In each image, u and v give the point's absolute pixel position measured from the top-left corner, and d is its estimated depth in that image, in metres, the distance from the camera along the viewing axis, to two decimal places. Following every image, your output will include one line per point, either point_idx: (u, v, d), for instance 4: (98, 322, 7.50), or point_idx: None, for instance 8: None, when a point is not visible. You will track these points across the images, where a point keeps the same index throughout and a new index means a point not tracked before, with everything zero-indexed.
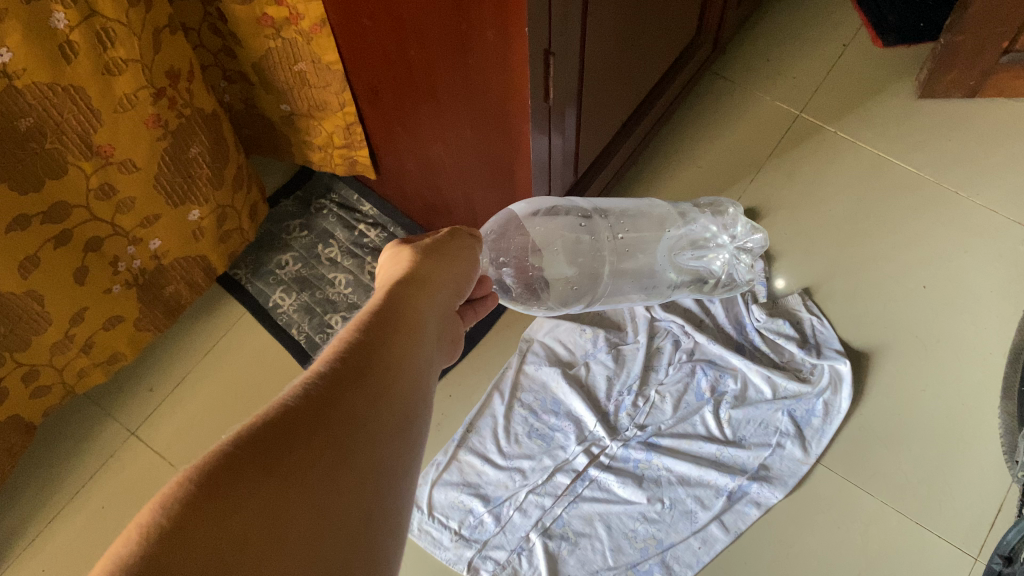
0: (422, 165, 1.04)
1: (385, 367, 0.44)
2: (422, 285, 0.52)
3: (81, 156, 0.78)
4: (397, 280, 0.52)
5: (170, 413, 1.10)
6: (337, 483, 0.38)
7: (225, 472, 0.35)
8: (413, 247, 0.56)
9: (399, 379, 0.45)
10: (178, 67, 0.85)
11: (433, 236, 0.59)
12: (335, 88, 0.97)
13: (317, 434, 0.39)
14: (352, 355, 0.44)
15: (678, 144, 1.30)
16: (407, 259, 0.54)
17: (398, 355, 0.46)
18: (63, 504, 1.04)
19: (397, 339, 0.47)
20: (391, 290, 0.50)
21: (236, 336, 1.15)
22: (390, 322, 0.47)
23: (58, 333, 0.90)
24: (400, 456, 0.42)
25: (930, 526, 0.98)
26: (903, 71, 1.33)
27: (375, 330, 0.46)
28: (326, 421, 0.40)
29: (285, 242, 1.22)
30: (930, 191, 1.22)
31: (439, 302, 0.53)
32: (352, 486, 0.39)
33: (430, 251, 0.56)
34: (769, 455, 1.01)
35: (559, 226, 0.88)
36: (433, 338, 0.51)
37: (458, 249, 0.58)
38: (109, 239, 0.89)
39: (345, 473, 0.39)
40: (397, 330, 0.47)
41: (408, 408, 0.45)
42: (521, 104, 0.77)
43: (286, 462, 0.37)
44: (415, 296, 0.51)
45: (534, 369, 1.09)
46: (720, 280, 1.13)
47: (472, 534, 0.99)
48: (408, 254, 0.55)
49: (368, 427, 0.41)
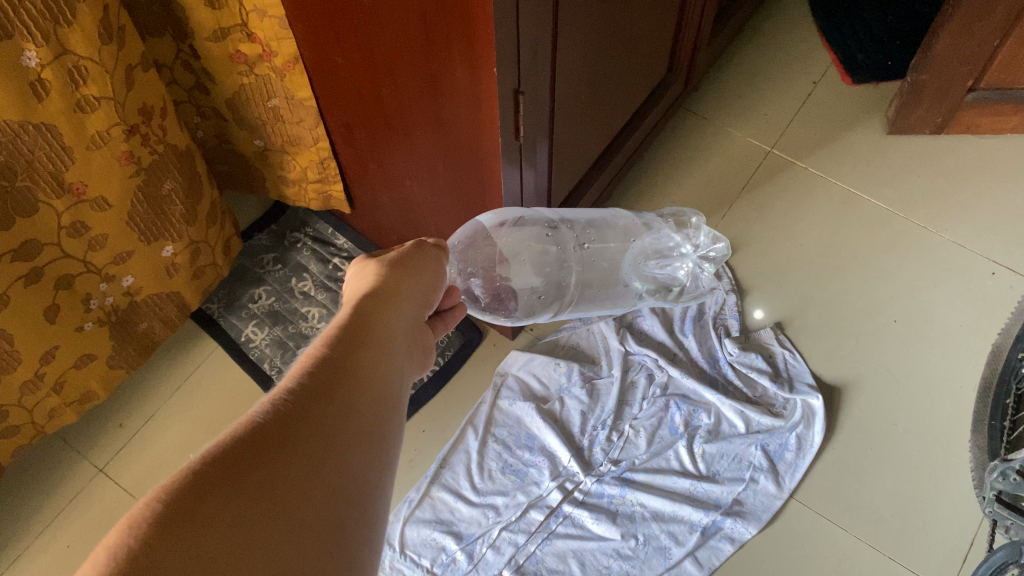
0: (397, 200, 1.04)
1: (352, 380, 0.44)
2: (388, 300, 0.52)
3: (52, 195, 0.78)
4: (363, 294, 0.51)
5: (139, 449, 1.09)
6: (307, 497, 0.38)
7: (193, 489, 0.35)
8: (381, 260, 0.56)
9: (368, 389, 0.45)
10: (152, 104, 0.85)
11: (399, 250, 0.58)
12: (309, 123, 0.97)
13: (288, 450, 0.38)
14: (320, 365, 0.43)
15: (653, 178, 1.31)
16: (372, 273, 0.54)
17: (368, 368, 0.46)
18: (27, 545, 1.02)
19: (367, 354, 0.46)
20: (358, 304, 0.50)
21: (209, 372, 1.15)
22: (359, 334, 0.47)
23: (27, 372, 0.88)
24: (371, 467, 0.42)
25: (903, 561, 0.99)
26: (870, 109, 1.36)
27: (344, 346, 0.45)
28: (293, 433, 0.39)
29: (259, 276, 1.21)
30: (899, 226, 1.24)
31: (406, 316, 0.53)
32: (322, 498, 0.38)
33: (395, 266, 0.56)
34: (743, 490, 1.01)
35: (526, 237, 0.87)
36: (403, 352, 0.50)
37: (424, 263, 0.58)
38: (81, 277, 0.88)
39: (316, 484, 0.38)
40: (366, 341, 0.47)
41: (379, 420, 0.44)
42: (492, 143, 0.78)
43: (255, 477, 0.37)
44: (382, 311, 0.50)
45: (508, 405, 1.09)
46: (684, 287, 1.15)
47: (445, 572, 0.98)
48: (378, 267, 0.55)
49: (339, 438, 0.41)
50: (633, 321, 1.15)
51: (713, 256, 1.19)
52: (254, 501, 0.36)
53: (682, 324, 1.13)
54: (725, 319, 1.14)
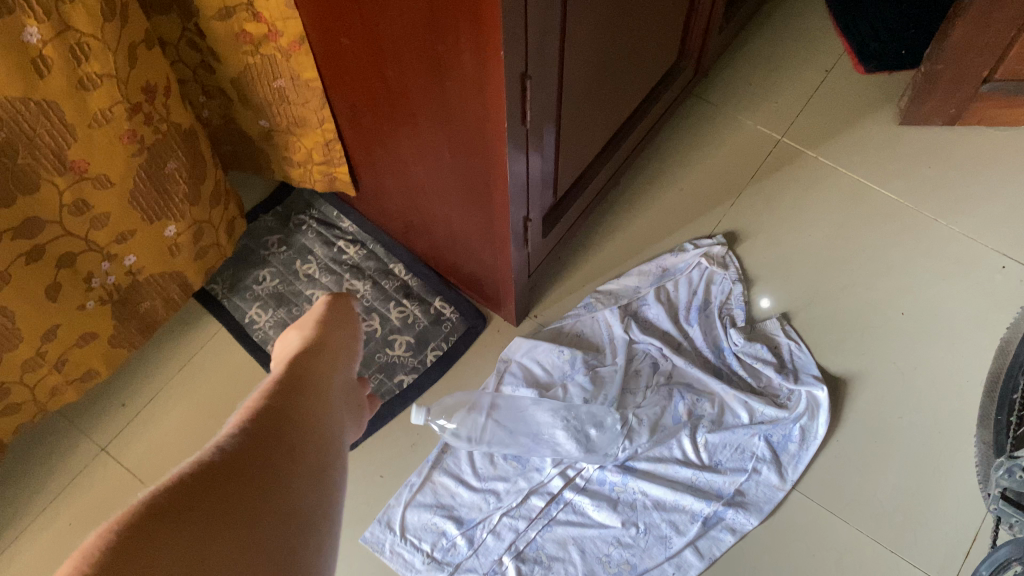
0: (402, 184, 1.04)
1: (299, 423, 0.48)
2: (324, 353, 0.56)
3: (55, 173, 0.78)
4: (300, 349, 0.55)
5: (142, 428, 1.09)
6: (264, 522, 0.41)
7: (161, 517, 0.37)
8: (305, 318, 0.60)
9: (313, 432, 0.48)
10: (155, 83, 0.84)
11: (327, 304, 0.62)
12: (314, 105, 0.96)
13: (247, 478, 0.42)
14: (269, 408, 0.47)
15: (661, 165, 1.30)
16: (307, 329, 0.58)
17: (311, 411, 0.50)
18: (29, 521, 1.02)
19: (309, 402, 0.50)
20: (297, 357, 0.54)
21: (212, 353, 1.15)
22: (298, 382, 0.51)
23: (29, 349, 0.88)
24: (320, 501, 0.45)
25: (905, 555, 0.98)
26: (883, 98, 1.34)
27: (287, 393, 0.49)
28: (250, 463, 0.43)
29: (263, 257, 1.21)
30: (909, 218, 1.23)
31: (342, 370, 0.57)
32: (276, 524, 0.41)
33: (329, 320, 0.60)
34: (745, 481, 1.01)
35: None
36: (341, 403, 0.55)
37: (353, 318, 0.62)
38: (83, 256, 0.88)
39: (272, 513, 0.41)
40: (307, 390, 0.51)
41: (326, 459, 0.48)
42: (497, 129, 0.77)
43: (217, 501, 0.40)
44: (320, 363, 0.55)
45: (511, 391, 1.08)
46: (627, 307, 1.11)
47: (445, 557, 0.98)
48: (307, 325, 0.59)
49: (290, 469, 0.44)
50: (638, 309, 1.14)
51: (713, 251, 1.18)
52: (215, 523, 0.39)
53: (687, 313, 1.13)
54: (731, 308, 1.14)
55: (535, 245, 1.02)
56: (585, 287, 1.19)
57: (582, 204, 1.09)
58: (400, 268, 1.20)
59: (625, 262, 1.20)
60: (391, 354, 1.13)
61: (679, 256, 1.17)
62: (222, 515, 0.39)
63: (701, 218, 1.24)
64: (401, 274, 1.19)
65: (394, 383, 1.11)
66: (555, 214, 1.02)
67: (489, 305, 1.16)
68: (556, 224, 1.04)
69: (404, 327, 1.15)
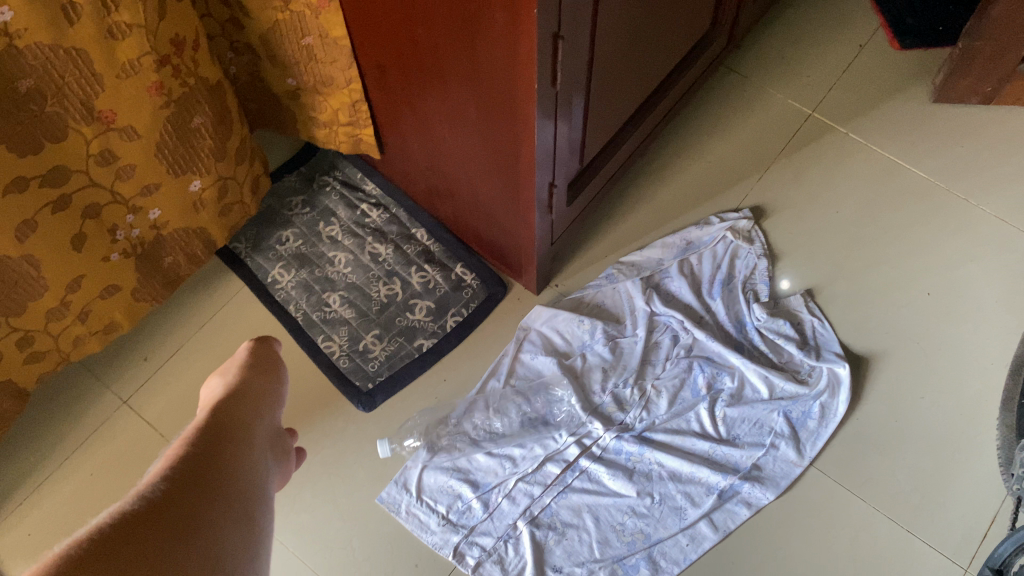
0: (426, 146, 1.03)
1: (227, 456, 0.61)
2: (246, 399, 0.71)
3: (81, 122, 0.78)
4: (223, 396, 0.70)
5: (164, 383, 1.10)
6: (206, 527, 0.53)
7: (133, 517, 0.50)
8: (228, 375, 0.76)
9: (241, 463, 0.62)
10: (184, 36, 0.84)
11: (248, 361, 0.79)
12: (342, 64, 0.96)
13: (191, 491, 0.55)
14: (206, 440, 0.61)
15: (688, 136, 1.28)
16: (229, 381, 0.74)
17: (236, 447, 0.63)
18: (53, 469, 1.04)
19: (235, 438, 0.64)
20: (223, 401, 0.69)
21: (234, 311, 1.15)
22: (225, 424, 0.65)
23: (54, 299, 0.89)
24: (249, 519, 0.58)
25: (921, 535, 0.98)
26: (918, 75, 1.32)
27: (216, 429, 0.64)
28: (190, 480, 0.56)
29: (287, 218, 1.21)
30: (940, 198, 1.21)
31: (263, 415, 0.72)
32: (217, 529, 0.54)
33: (249, 374, 0.76)
34: (763, 455, 1.01)
35: None
36: (264, 441, 0.69)
37: (273, 374, 0.79)
38: (108, 207, 0.89)
39: (211, 524, 0.54)
40: (234, 430, 0.65)
41: (254, 488, 0.61)
42: (526, 91, 0.76)
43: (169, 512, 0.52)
44: (243, 406, 0.70)
45: (530, 358, 1.08)
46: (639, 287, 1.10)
47: (459, 519, 0.99)
48: (227, 380, 0.75)
49: (225, 490, 0.57)
50: (661, 282, 1.12)
51: (739, 225, 1.17)
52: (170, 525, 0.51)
53: (710, 287, 1.11)
54: (755, 283, 1.12)
55: (559, 212, 1.01)
56: (608, 258, 1.18)
57: (608, 172, 1.08)
58: (423, 233, 1.20)
59: (648, 233, 1.20)
60: (410, 319, 1.13)
61: (704, 229, 1.16)
62: (175, 520, 0.52)
63: (727, 192, 1.23)
64: (423, 239, 1.19)
65: (413, 348, 1.12)
66: (580, 182, 1.01)
67: (510, 272, 1.16)
68: (582, 191, 1.03)
69: (425, 292, 1.15)
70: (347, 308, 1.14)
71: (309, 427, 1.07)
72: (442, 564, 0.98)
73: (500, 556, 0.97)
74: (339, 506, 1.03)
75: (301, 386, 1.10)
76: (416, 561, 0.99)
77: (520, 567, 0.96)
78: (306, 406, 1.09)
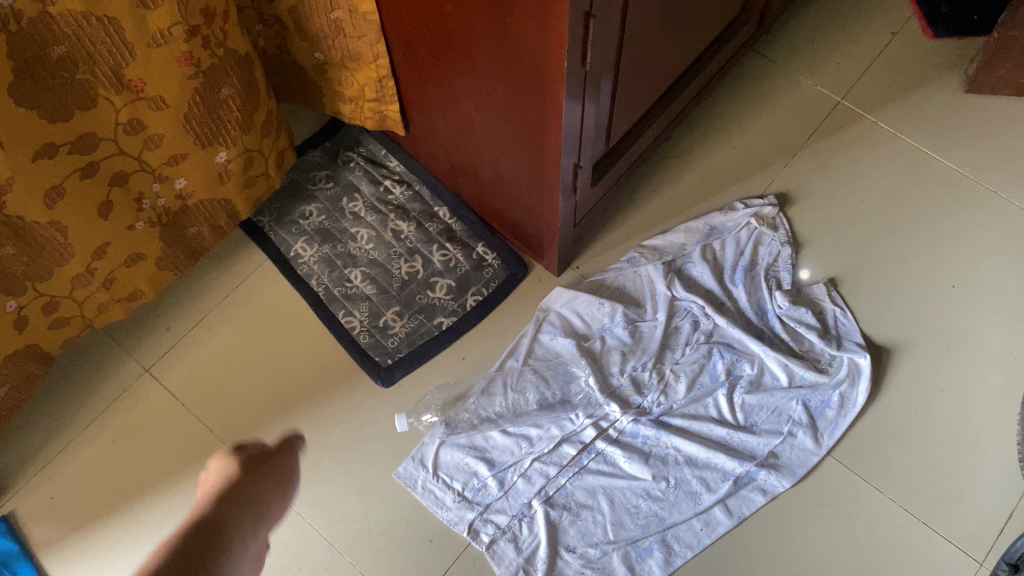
0: (452, 124, 1.03)
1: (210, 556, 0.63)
2: (241, 495, 0.73)
3: (111, 90, 0.78)
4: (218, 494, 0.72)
5: (185, 353, 1.11)
6: None
7: None
8: (230, 467, 0.77)
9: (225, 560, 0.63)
10: (215, 7, 0.84)
11: (254, 453, 0.80)
12: (370, 38, 0.96)
13: None
14: (190, 546, 0.63)
15: (715, 121, 1.27)
16: (227, 476, 0.75)
17: (223, 548, 0.64)
18: (75, 434, 1.06)
19: (222, 538, 0.66)
20: (214, 503, 0.70)
21: (256, 283, 1.16)
22: (214, 528, 0.66)
23: (80, 266, 0.90)
24: None
25: (937, 528, 0.98)
26: (950, 64, 1.30)
27: (203, 530, 0.65)
28: None
29: (311, 192, 1.21)
30: (968, 190, 1.19)
31: (259, 506, 0.73)
32: None
33: (248, 467, 0.77)
34: (780, 443, 1.00)
35: None
36: (255, 535, 0.70)
37: (274, 461, 0.80)
38: (135, 176, 0.89)
39: None
40: (224, 531, 0.67)
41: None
42: (555, 71, 0.76)
43: None
44: (235, 504, 0.71)
45: (549, 340, 1.08)
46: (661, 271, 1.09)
47: (475, 496, 1.00)
48: (226, 470, 0.76)
49: None
50: (682, 267, 1.12)
51: (764, 212, 1.16)
52: None
53: (733, 273, 1.11)
54: (777, 271, 1.12)
55: (583, 194, 1.01)
56: (630, 241, 1.18)
57: (633, 155, 1.07)
58: (445, 211, 1.19)
59: (671, 218, 1.19)
60: (431, 297, 1.13)
61: (728, 215, 1.15)
62: None
63: (751, 178, 1.22)
64: (445, 217, 1.19)
65: (433, 325, 1.12)
66: (605, 163, 1.01)
67: (531, 253, 1.16)
68: (606, 173, 1.02)
69: (446, 270, 1.15)
70: (368, 284, 1.14)
71: (328, 400, 1.08)
72: (457, 541, 0.99)
73: (514, 535, 0.98)
74: (355, 479, 1.03)
75: (320, 360, 1.11)
76: (431, 536, 1.00)
77: (533, 546, 0.97)
78: (325, 380, 1.10)
